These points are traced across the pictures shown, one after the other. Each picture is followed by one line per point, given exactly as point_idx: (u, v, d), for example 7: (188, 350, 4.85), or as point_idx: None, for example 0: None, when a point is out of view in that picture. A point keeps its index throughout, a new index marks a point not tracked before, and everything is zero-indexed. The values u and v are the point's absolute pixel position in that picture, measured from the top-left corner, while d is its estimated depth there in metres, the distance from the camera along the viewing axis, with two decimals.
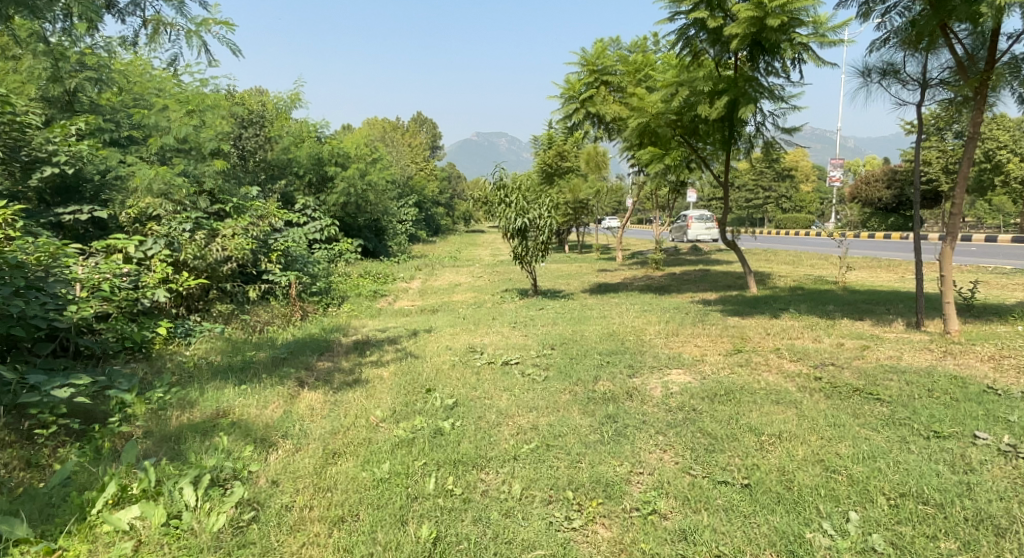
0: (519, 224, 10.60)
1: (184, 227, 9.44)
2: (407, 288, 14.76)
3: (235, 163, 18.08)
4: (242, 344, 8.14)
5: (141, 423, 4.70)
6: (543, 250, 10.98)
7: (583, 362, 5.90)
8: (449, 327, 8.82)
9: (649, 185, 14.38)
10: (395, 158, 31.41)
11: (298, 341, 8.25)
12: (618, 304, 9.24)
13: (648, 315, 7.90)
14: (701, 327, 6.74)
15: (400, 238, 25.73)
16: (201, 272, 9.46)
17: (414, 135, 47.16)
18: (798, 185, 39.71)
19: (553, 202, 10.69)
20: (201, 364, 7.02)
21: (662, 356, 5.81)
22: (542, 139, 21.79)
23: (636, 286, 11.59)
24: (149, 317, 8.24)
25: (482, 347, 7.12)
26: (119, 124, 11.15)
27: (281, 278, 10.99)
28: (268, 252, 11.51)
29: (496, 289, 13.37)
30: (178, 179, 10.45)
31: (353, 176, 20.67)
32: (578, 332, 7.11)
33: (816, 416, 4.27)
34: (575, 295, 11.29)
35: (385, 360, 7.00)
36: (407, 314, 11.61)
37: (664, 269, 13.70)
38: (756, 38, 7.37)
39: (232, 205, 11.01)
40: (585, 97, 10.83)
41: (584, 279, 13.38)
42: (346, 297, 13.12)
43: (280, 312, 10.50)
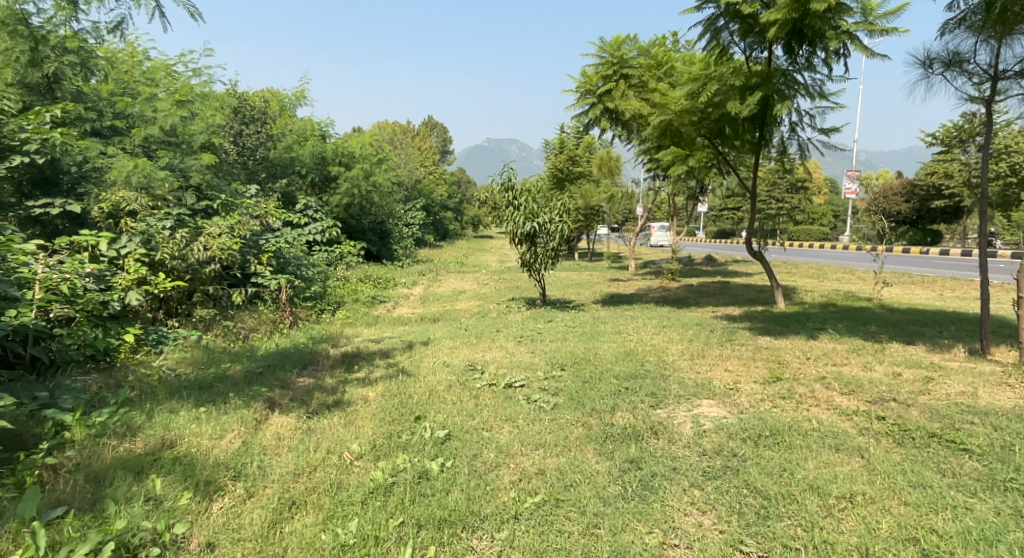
0: (528, 229, 9.84)
1: (164, 224, 8.76)
2: (409, 294, 14.02)
3: (235, 161, 17.45)
4: (219, 355, 7.43)
5: (73, 452, 3.99)
6: (553, 258, 10.23)
7: (597, 387, 5.11)
8: (449, 340, 8.05)
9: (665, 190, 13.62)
10: (404, 160, 30.82)
11: (281, 352, 7.52)
12: (632, 318, 8.47)
13: (667, 332, 7.15)
14: (730, 348, 5.95)
15: (405, 241, 25.05)
16: (180, 273, 8.80)
17: (424, 138, 46.60)
18: (814, 197, 38.84)
19: (565, 207, 9.94)
20: (168, 377, 6.31)
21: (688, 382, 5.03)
22: (553, 143, 21.06)
23: (651, 298, 10.80)
24: (118, 322, 7.59)
25: (483, 365, 6.36)
26: (103, 113, 10.48)
27: (271, 282, 10.28)
28: (258, 253, 10.76)
29: (502, 297, 12.61)
30: (160, 172, 9.75)
31: (357, 176, 19.93)
32: (591, 351, 6.33)
33: (892, 473, 3.54)
34: (586, 306, 10.52)
35: (373, 378, 6.22)
36: (406, 323, 10.86)
37: (680, 280, 12.90)
38: (798, 26, 6.62)
39: (220, 202, 10.29)
40: (602, 92, 10.07)
41: (596, 289, 12.61)
42: (342, 303, 12.38)
43: (268, 318, 9.78)
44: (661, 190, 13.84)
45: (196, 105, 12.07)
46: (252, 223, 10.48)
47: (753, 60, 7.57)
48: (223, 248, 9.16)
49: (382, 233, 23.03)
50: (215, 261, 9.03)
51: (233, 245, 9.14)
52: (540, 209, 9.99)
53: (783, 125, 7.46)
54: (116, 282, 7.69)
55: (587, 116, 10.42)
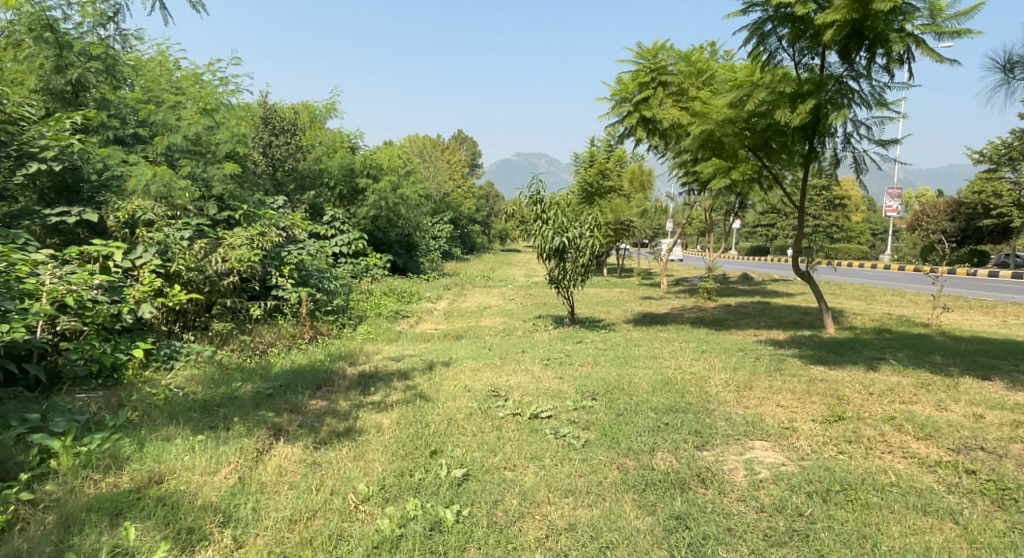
0: (557, 244, 9.37)
1: (182, 235, 8.45)
2: (433, 310, 13.62)
3: (262, 172, 17.30)
4: (232, 372, 7.07)
5: (53, 485, 3.61)
6: (583, 274, 9.72)
7: (634, 424, 4.59)
8: (472, 360, 7.60)
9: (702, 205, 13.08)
10: (433, 173, 30.68)
11: (296, 371, 7.14)
12: (668, 341, 7.94)
13: (709, 358, 6.61)
14: (780, 380, 5.39)
15: (432, 255, 24.78)
16: (198, 286, 8.46)
17: (453, 151, 46.53)
18: (851, 215, 37.74)
19: (597, 221, 9.46)
20: (175, 397, 5.94)
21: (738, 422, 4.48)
22: (583, 156, 20.58)
23: (686, 318, 10.26)
24: (129, 337, 7.29)
25: (507, 391, 5.87)
26: (126, 121, 10.28)
27: (291, 295, 9.95)
28: (279, 266, 10.44)
29: (529, 314, 12.14)
30: (179, 181, 9.45)
31: (385, 189, 19.68)
32: (625, 378, 5.81)
33: (997, 545, 3.06)
34: (617, 326, 10.01)
35: (388, 402, 5.78)
36: (428, 340, 10.43)
37: (716, 300, 12.31)
38: (857, 28, 6.10)
39: (241, 213, 9.95)
40: (638, 100, 9.61)
41: (627, 308, 12.09)
42: (364, 317, 12.01)
43: (286, 333, 9.43)
44: (698, 205, 13.27)
45: (221, 115, 11.82)
46: (273, 234, 10.17)
47: (805, 66, 7.06)
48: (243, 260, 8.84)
49: (409, 246, 22.72)
50: (234, 273, 8.73)
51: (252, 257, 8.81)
52: (570, 223, 9.51)
53: (837, 135, 6.93)
54: (128, 294, 7.38)
55: (622, 125, 9.97)
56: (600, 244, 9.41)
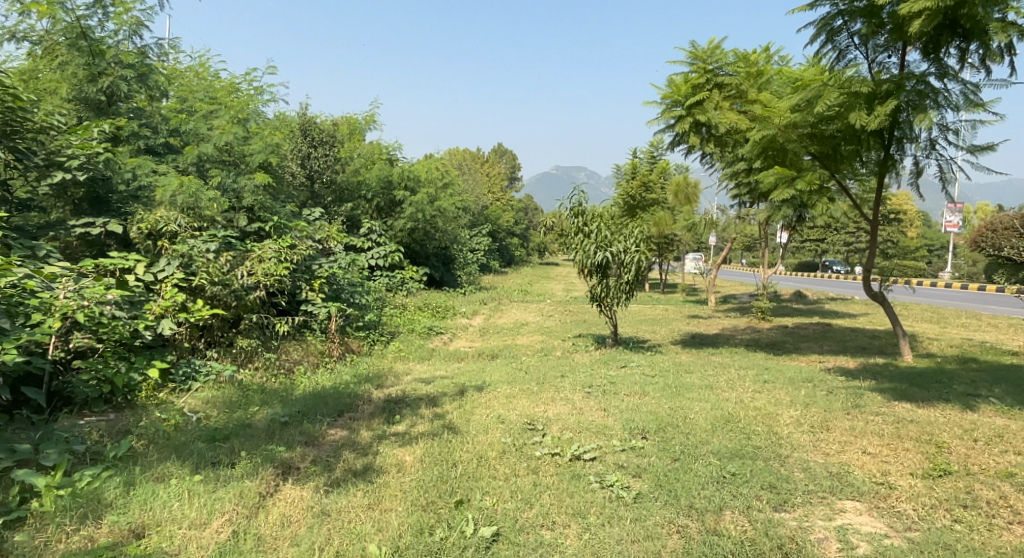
0: (600, 259, 8.73)
1: (209, 247, 7.98)
2: (468, 326, 13.08)
3: (300, 184, 17.09)
4: (252, 394, 6.62)
5: (24, 536, 3.24)
6: (628, 292, 9.03)
7: (697, 477, 3.94)
8: (508, 385, 7.01)
9: (755, 218, 12.35)
10: (472, 186, 30.33)
11: (320, 393, 6.68)
12: (721, 368, 7.27)
13: (773, 391, 5.89)
14: (861, 423, 4.68)
15: (469, 268, 24.33)
16: (224, 302, 7.98)
17: (493, 165, 46.22)
18: (907, 230, 36.15)
19: (643, 234, 8.81)
20: (187, 423, 5.48)
21: (822, 477, 3.81)
22: (625, 169, 19.86)
23: (739, 341, 9.53)
24: (147, 355, 6.89)
25: (545, 423, 5.27)
26: (157, 130, 9.86)
27: (320, 311, 9.50)
28: (309, 279, 10.01)
29: (568, 333, 11.51)
30: (207, 191, 8.99)
31: (423, 201, 19.29)
32: (681, 414, 5.13)
33: None
34: (664, 348, 9.33)
35: (413, 434, 5.24)
36: (462, 359, 9.89)
37: (770, 320, 11.52)
38: (951, 18, 5.48)
39: (272, 225, 9.49)
40: (691, 103, 9.02)
41: (673, 327, 11.39)
42: (396, 333, 11.53)
43: (314, 350, 9.00)
44: (750, 218, 12.52)
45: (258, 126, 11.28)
46: (304, 247, 9.75)
47: (881, 65, 6.43)
48: (272, 274, 8.44)
49: (445, 259, 22.30)
50: (263, 287, 8.33)
51: (281, 271, 8.39)
52: (614, 237, 8.87)
53: (920, 139, 6.28)
54: (149, 309, 6.99)
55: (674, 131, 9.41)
56: (646, 259, 8.74)
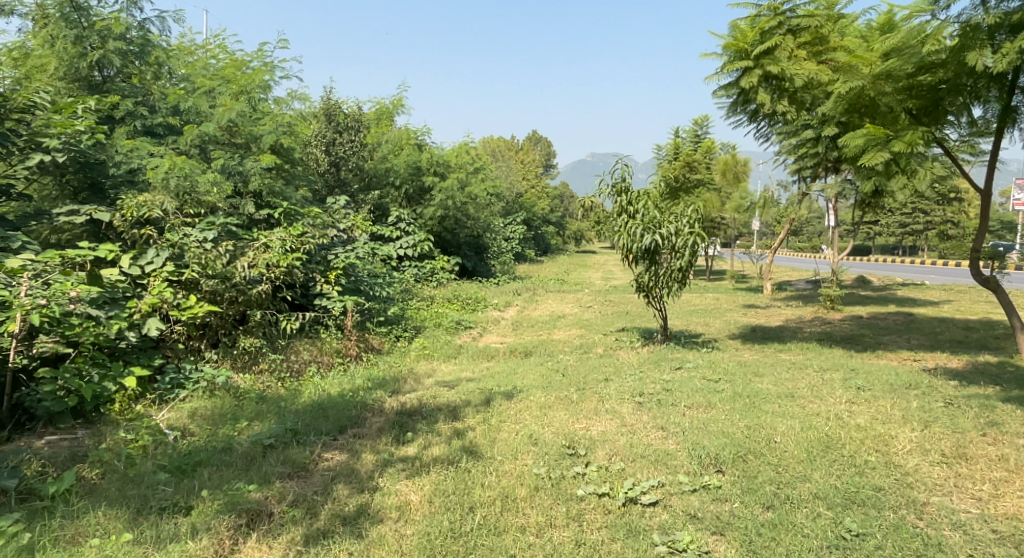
0: (649, 243, 7.53)
1: (206, 236, 7.03)
2: (500, 319, 12.05)
3: (324, 172, 16.22)
4: (247, 405, 5.69)
5: None
6: (679, 282, 7.86)
7: (798, 549, 2.94)
8: (544, 392, 5.96)
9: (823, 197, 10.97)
10: (506, 173, 29.24)
11: (324, 402, 5.74)
12: (798, 373, 6.10)
13: (875, 406, 4.72)
14: (1006, 456, 3.62)
15: (503, 257, 23.32)
16: (222, 298, 7.01)
17: (527, 152, 45.09)
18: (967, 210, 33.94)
19: (697, 214, 7.62)
20: (159, 444, 4.59)
21: (995, 554, 2.86)
22: (667, 149, 18.44)
23: (807, 337, 8.35)
24: (129, 361, 6.00)
25: (589, 447, 4.22)
26: (156, 109, 8.75)
27: (335, 305, 8.54)
28: (325, 271, 9.06)
29: (610, 326, 10.39)
30: (206, 174, 7.99)
31: (452, 187, 18.20)
32: (767, 439, 4.00)
33: None
34: (722, 344, 8.19)
35: (425, 460, 4.23)
36: (492, 357, 8.88)
37: (839, 311, 10.29)
38: None
39: (282, 211, 8.53)
40: (760, 51, 8.13)
41: (728, 321, 10.22)
42: (422, 329, 10.56)
43: (328, 350, 8.09)
44: (816, 195, 11.19)
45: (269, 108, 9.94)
46: (318, 235, 8.78)
47: None
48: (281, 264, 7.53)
49: (478, 248, 21.23)
50: (270, 280, 7.42)
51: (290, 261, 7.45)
52: (664, 217, 7.70)
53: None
54: (132, 308, 6.07)
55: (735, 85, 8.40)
56: (703, 242, 7.55)
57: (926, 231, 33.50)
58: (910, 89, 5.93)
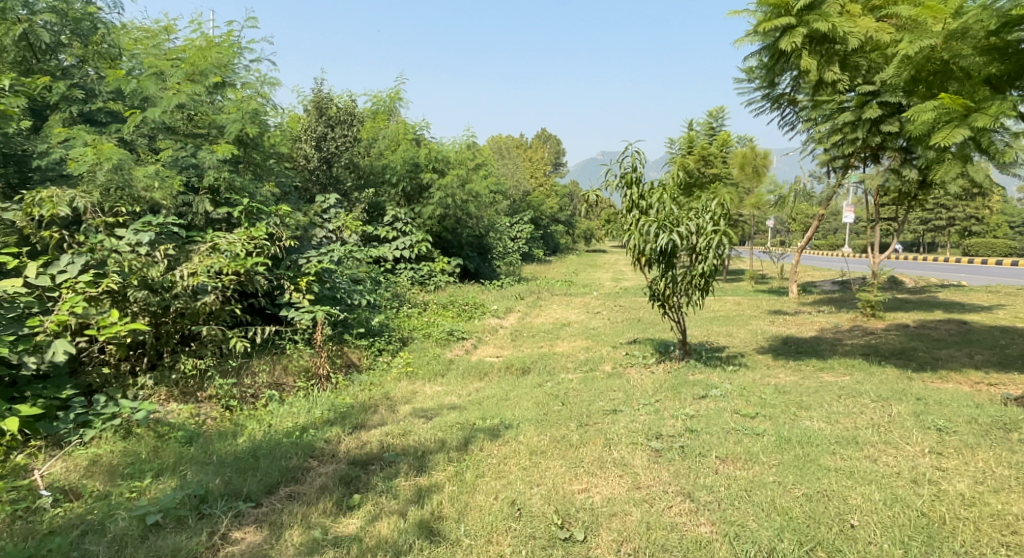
0: (664, 244, 6.31)
1: (140, 239, 5.94)
2: (498, 328, 10.91)
3: (314, 168, 15.10)
4: (165, 448, 4.58)
5: None
6: (701, 292, 6.62)
7: None
8: (538, 430, 4.81)
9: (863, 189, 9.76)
10: (513, 169, 28.08)
11: (263, 444, 4.63)
12: (852, 407, 4.92)
13: (975, 464, 3.61)
14: None
15: (508, 258, 22.16)
16: (159, 313, 5.95)
17: (536, 150, 44.04)
18: (994, 206, 32.52)
19: (720, 209, 6.40)
20: (21, 520, 3.50)
21: None
22: (681, 141, 17.20)
23: (851, 355, 7.15)
24: (30, 393, 4.87)
25: (585, 530, 3.29)
26: (94, 93, 7.67)
27: (301, 317, 7.38)
28: (294, 277, 7.91)
29: (621, 337, 9.20)
30: (148, 168, 6.89)
31: (451, 184, 16.83)
32: (841, 524, 3.16)
33: None
34: (752, 363, 7.01)
35: (363, 545, 3.25)
36: (484, 376, 7.74)
37: (880, 319, 9.09)
38: None
39: (243, 210, 7.45)
40: (802, 6, 8.13)
41: (754, 332, 9.02)
42: (409, 341, 9.43)
43: (291, 371, 6.95)
44: (855, 187, 9.93)
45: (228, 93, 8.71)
46: (283, 237, 7.63)
47: None
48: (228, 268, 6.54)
49: (481, 248, 19.84)
50: (219, 290, 6.34)
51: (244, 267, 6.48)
52: (682, 213, 6.47)
53: None
54: (35, 327, 4.96)
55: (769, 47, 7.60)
56: (728, 243, 6.31)
57: (950, 228, 32.15)
58: (993, 52, 4.83)
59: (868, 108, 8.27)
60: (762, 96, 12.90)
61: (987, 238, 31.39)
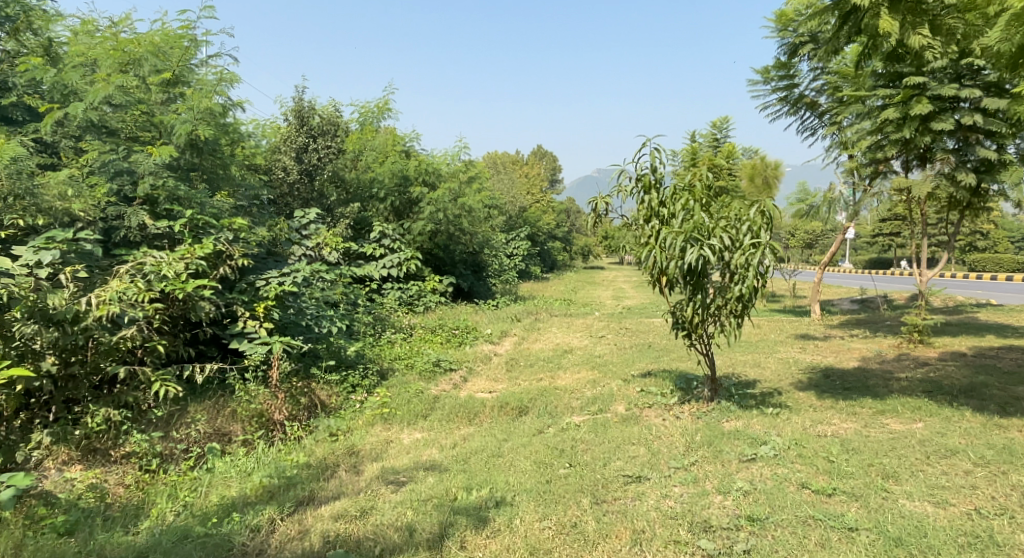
0: (692, 261, 5.09)
1: (41, 259, 4.83)
2: (492, 356, 9.67)
3: (294, 182, 13.89)
4: (34, 543, 3.46)
5: None
6: (737, 322, 5.37)
7: None
8: (539, 511, 3.62)
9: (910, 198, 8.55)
10: (509, 184, 26.99)
11: (166, 541, 3.53)
12: (957, 478, 3.74)
13: None
14: None
15: (505, 275, 20.94)
16: (65, 350, 4.83)
17: (533, 166, 43.04)
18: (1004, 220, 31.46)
19: (760, 217, 5.16)
20: None
21: None
22: (687, 151, 16.13)
23: (913, 396, 5.94)
24: None
25: None
26: (8, 85, 6.77)
27: (254, 351, 6.19)
28: (250, 303, 6.70)
29: (633, 369, 7.97)
30: (66, 177, 5.77)
31: (443, 198, 15.60)
32: None
33: None
34: (796, 407, 5.79)
35: None
36: (474, 419, 6.51)
37: (931, 346, 7.92)
38: None
39: (185, 223, 6.29)
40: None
41: (786, 361, 7.84)
42: (388, 374, 8.18)
43: (239, 417, 5.73)
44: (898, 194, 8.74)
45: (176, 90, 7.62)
46: (236, 255, 6.44)
47: None
48: (162, 290, 5.54)
49: (475, 265, 18.56)
50: (143, 321, 5.21)
51: (188, 291, 5.55)
52: (715, 221, 5.26)
53: None
54: None
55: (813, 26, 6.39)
56: (772, 258, 5.08)
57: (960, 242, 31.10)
58: None
59: (916, 103, 7.13)
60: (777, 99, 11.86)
61: (999, 253, 30.31)
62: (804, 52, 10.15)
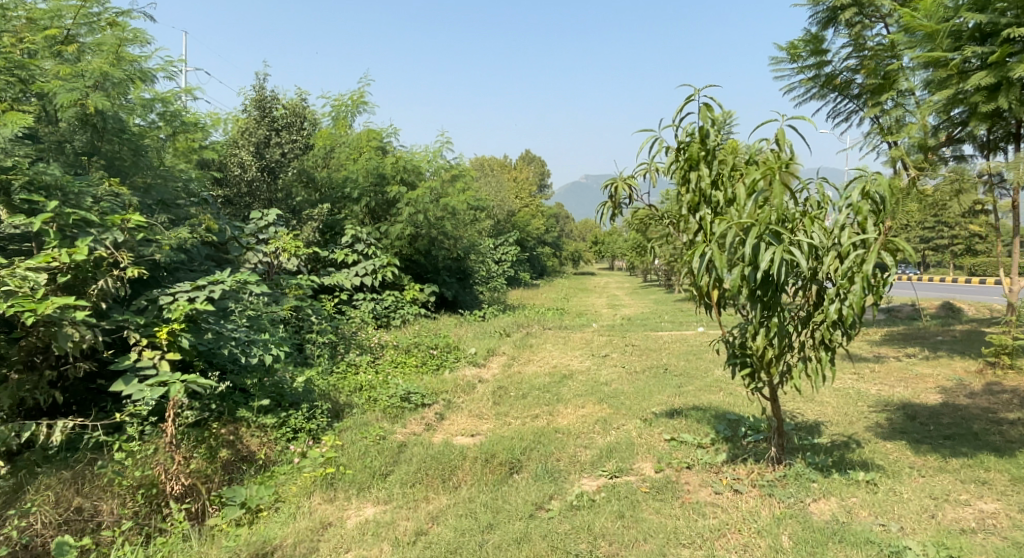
0: (768, 267, 3.42)
1: None
2: (475, 383, 7.93)
3: (253, 180, 11.89)
4: None
5: None
6: (829, 360, 3.69)
7: None
8: None
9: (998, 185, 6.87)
10: (497, 186, 25.26)
11: None
12: None
13: None
14: None
15: (493, 283, 19.19)
16: None
17: (521, 169, 41.37)
18: None
19: (864, 204, 3.53)
20: None
21: None
22: None
23: None
24: None
25: None
26: None
27: (144, 396, 4.45)
28: (150, 327, 4.98)
29: (654, 405, 6.29)
30: None
31: (423, 198, 13.81)
32: None
33: None
34: (897, 473, 4.12)
35: None
36: (448, 484, 4.79)
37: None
38: None
39: (49, 219, 4.58)
40: None
41: (846, 392, 6.20)
42: (344, 411, 6.44)
43: (114, 491, 4.00)
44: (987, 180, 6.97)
45: (66, 51, 5.91)
46: (124, 263, 4.73)
47: None
48: (4, 312, 4.03)
49: (460, 272, 16.79)
50: None
51: (43, 312, 4.02)
52: (796, 211, 3.62)
53: None
54: None
55: None
56: (890, 262, 3.43)
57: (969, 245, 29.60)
58: None
59: (1018, 63, 5.57)
60: (805, 79, 10.28)
61: None
62: (845, 19, 8.54)
